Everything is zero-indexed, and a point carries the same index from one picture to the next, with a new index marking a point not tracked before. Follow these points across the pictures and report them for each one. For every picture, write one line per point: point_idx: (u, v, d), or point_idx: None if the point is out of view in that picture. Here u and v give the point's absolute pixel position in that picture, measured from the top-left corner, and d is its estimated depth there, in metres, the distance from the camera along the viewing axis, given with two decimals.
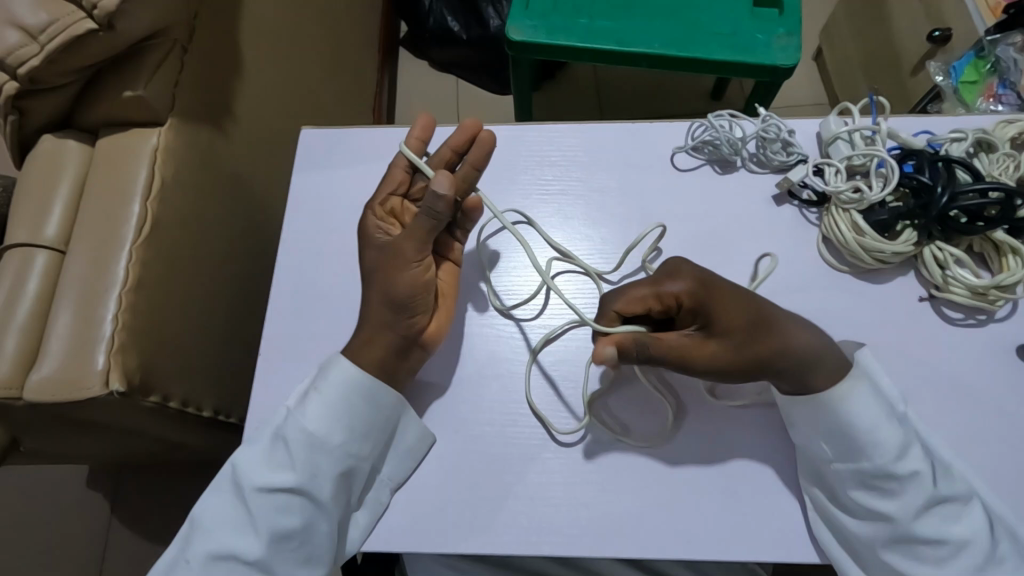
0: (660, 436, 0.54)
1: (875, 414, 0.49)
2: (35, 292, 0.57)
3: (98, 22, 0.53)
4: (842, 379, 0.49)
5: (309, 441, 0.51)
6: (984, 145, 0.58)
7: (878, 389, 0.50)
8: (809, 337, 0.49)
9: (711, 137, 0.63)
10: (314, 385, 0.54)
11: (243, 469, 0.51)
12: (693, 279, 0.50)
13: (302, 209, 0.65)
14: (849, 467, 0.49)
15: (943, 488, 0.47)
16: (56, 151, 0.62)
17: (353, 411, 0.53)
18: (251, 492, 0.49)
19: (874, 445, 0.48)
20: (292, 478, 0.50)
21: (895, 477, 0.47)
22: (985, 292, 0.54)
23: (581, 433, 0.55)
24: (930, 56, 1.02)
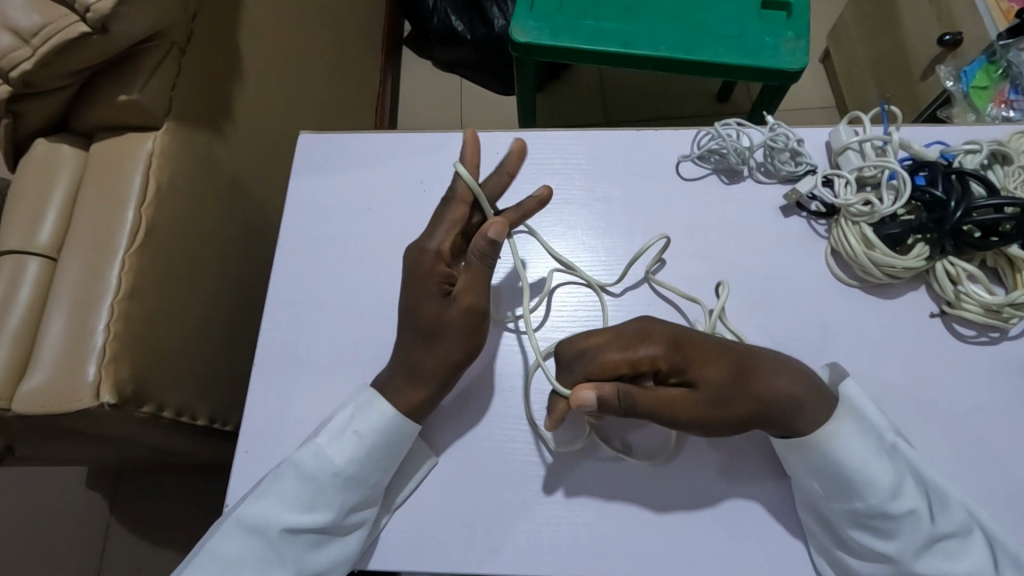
0: (665, 456, 0.53)
1: (864, 452, 0.46)
2: (28, 301, 0.56)
3: (92, 25, 0.52)
4: (832, 418, 0.47)
5: (343, 482, 0.49)
6: (999, 157, 0.57)
7: (865, 422, 0.48)
8: (795, 385, 0.47)
9: (717, 146, 0.61)
10: (351, 423, 0.51)
11: (268, 509, 0.48)
12: (667, 336, 0.48)
13: (300, 216, 0.64)
14: (843, 506, 0.47)
15: (941, 525, 0.45)
16: (51, 154, 0.61)
17: (389, 450, 0.50)
18: (280, 533, 0.47)
19: (866, 485, 0.46)
20: (325, 517, 0.48)
21: (890, 517, 0.45)
22: (998, 309, 0.53)
23: (582, 450, 0.54)
24: (940, 60, 1.00)
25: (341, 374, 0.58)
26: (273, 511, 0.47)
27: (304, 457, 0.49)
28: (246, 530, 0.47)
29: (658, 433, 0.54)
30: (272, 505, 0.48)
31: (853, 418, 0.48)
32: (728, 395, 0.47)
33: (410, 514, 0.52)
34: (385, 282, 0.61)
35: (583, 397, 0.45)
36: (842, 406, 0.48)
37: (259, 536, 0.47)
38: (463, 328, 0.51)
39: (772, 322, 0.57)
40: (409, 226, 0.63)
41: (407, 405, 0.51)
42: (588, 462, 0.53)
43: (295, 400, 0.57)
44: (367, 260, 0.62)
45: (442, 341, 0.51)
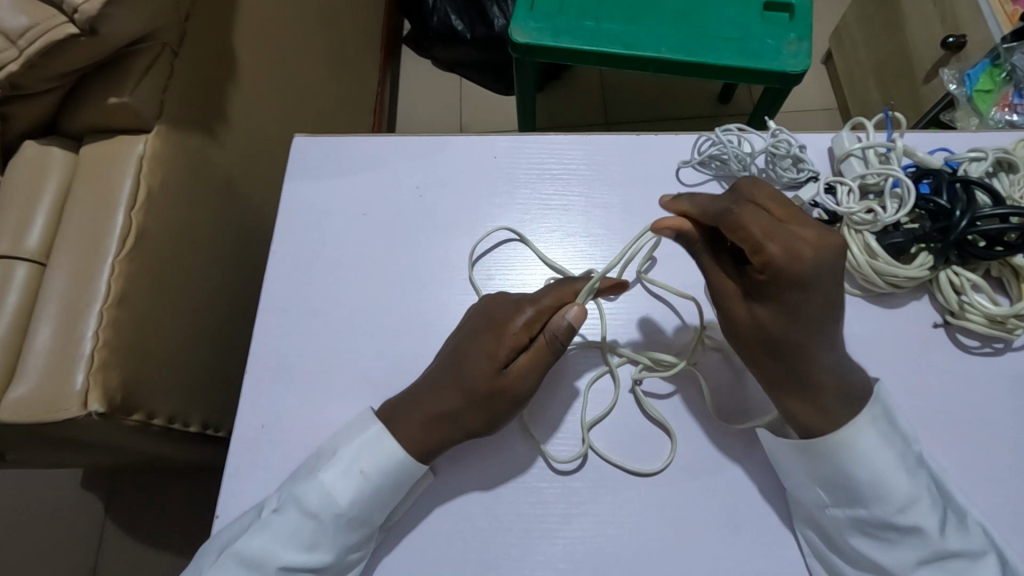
0: (661, 464, 0.53)
1: (880, 463, 0.45)
2: (14, 307, 0.55)
3: (80, 27, 0.50)
4: (848, 424, 0.45)
5: (347, 524, 0.47)
6: (1004, 164, 0.56)
7: (889, 435, 0.46)
8: (841, 413, 0.45)
9: (718, 151, 0.60)
10: (358, 461, 0.49)
11: (266, 544, 0.46)
12: (811, 267, 0.43)
13: (295, 220, 0.63)
14: (847, 512, 0.46)
15: (950, 543, 0.43)
16: (40, 157, 0.60)
17: (396, 488, 0.49)
18: (279, 572, 0.46)
19: (876, 495, 0.44)
20: (325, 558, 0.47)
21: (895, 529, 0.44)
22: (1003, 320, 0.52)
23: (580, 460, 0.53)
24: (944, 63, 0.99)
25: (334, 382, 0.57)
26: (272, 547, 0.46)
27: (305, 490, 0.47)
28: (244, 570, 0.45)
29: (655, 439, 0.54)
30: (272, 541, 0.46)
31: (874, 429, 0.46)
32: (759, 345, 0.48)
33: (403, 524, 0.52)
34: (379, 288, 0.60)
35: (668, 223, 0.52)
36: (871, 411, 0.46)
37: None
38: (495, 399, 0.50)
39: None
40: (404, 231, 0.62)
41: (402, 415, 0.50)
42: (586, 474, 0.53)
43: (288, 408, 0.56)
44: (364, 266, 0.61)
45: (473, 407, 0.50)
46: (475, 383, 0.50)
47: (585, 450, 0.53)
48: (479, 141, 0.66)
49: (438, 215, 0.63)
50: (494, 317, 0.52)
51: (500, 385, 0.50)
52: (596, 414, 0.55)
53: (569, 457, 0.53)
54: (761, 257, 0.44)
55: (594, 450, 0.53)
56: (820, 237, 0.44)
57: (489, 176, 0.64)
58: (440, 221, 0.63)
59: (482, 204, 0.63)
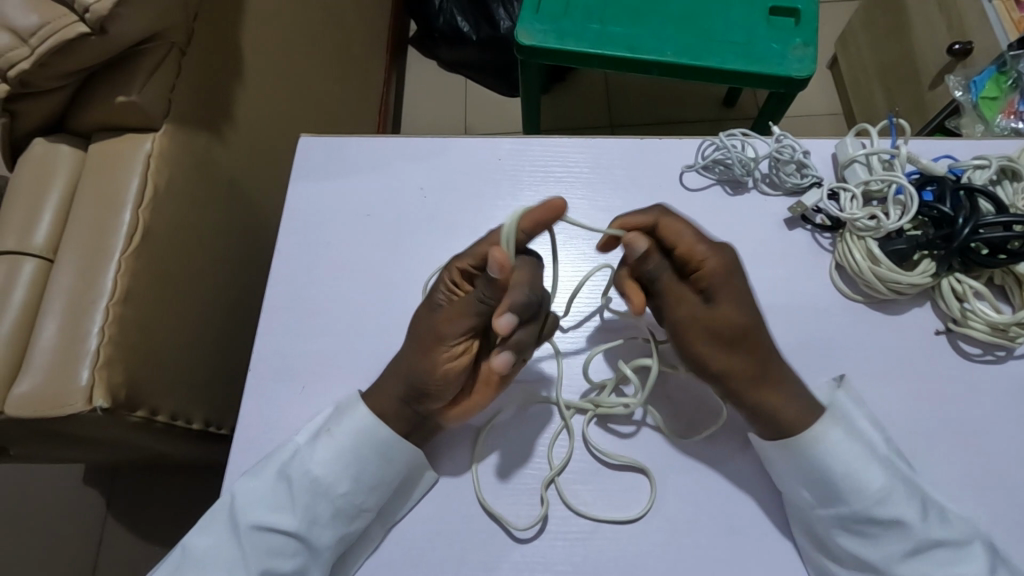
0: (640, 511, 0.51)
1: (851, 457, 0.47)
2: (21, 303, 0.55)
3: (90, 26, 0.51)
4: (814, 420, 0.49)
5: (313, 489, 0.49)
6: (1009, 172, 0.55)
7: (855, 431, 0.49)
8: (802, 416, 0.49)
9: (722, 156, 0.60)
10: (326, 425, 0.51)
11: (240, 500, 0.49)
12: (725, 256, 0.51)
13: (299, 219, 0.63)
14: (831, 512, 0.47)
15: (933, 531, 0.45)
16: (48, 155, 0.61)
17: (364, 456, 0.50)
18: (248, 529, 0.48)
19: (851, 489, 0.46)
20: (293, 523, 0.48)
21: (877, 522, 0.46)
22: (1005, 328, 0.52)
23: (538, 526, 0.51)
24: (950, 68, 0.99)
25: (337, 383, 0.57)
26: (249, 505, 0.48)
27: (285, 455, 0.50)
28: (221, 523, 0.49)
29: (659, 448, 0.53)
30: (246, 501, 0.48)
31: (840, 425, 0.48)
32: (727, 355, 0.49)
33: (402, 526, 0.52)
34: (382, 288, 0.61)
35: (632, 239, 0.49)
36: (830, 412, 0.49)
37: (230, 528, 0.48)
38: (432, 347, 0.49)
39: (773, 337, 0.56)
40: (408, 231, 0.63)
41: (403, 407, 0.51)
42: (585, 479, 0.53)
43: (290, 407, 0.56)
44: (366, 266, 0.62)
45: (413, 360, 0.50)
46: (417, 332, 0.50)
47: (545, 495, 0.52)
48: (483, 143, 0.66)
49: (442, 216, 0.63)
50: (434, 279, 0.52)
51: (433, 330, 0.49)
52: (560, 458, 0.53)
53: (529, 508, 0.52)
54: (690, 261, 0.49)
55: (559, 492, 0.52)
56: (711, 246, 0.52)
57: (493, 178, 0.64)
58: (444, 223, 0.63)
59: (486, 206, 0.64)
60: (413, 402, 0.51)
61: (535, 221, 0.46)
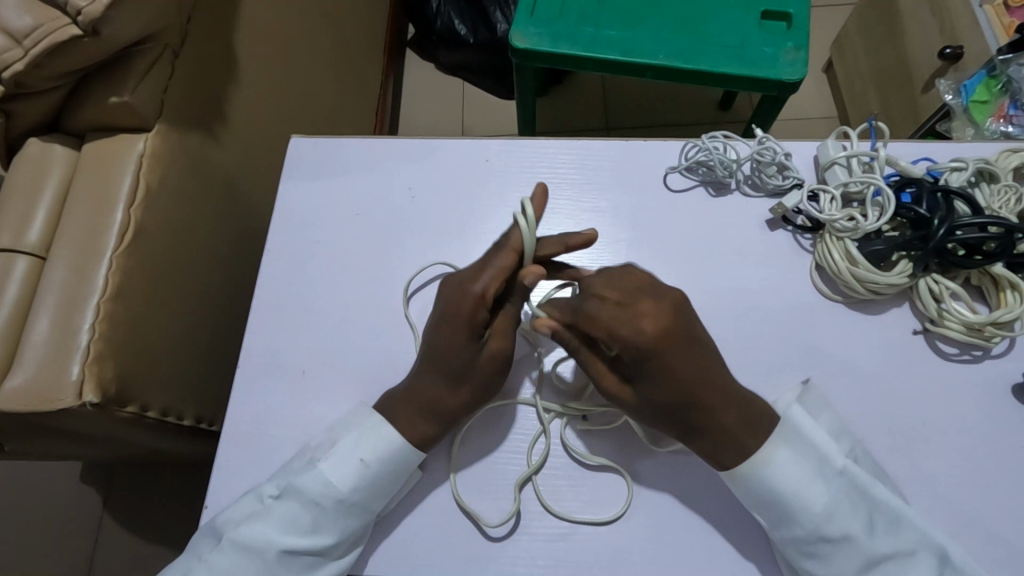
0: (615, 513, 0.52)
1: (797, 475, 0.47)
2: (15, 300, 0.56)
3: (83, 28, 0.52)
4: (761, 444, 0.48)
5: (344, 508, 0.49)
6: (986, 175, 0.56)
7: (804, 448, 0.48)
8: (750, 442, 0.48)
9: (705, 158, 0.61)
10: (356, 451, 0.50)
11: (266, 528, 0.47)
12: (667, 306, 0.49)
13: (290, 219, 0.64)
14: (787, 533, 0.47)
15: (881, 544, 0.45)
16: (42, 154, 0.62)
17: (390, 472, 0.50)
18: (280, 555, 0.47)
19: (798, 510, 0.46)
20: (325, 541, 0.48)
21: (827, 541, 0.46)
22: (981, 328, 0.52)
23: (512, 524, 0.52)
24: (941, 73, 1.00)
25: (325, 379, 0.58)
26: (273, 532, 0.47)
27: (304, 475, 0.49)
28: (245, 557, 0.47)
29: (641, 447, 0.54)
30: (271, 527, 0.47)
31: (786, 445, 0.48)
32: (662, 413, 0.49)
33: (387, 520, 0.53)
34: (371, 286, 0.62)
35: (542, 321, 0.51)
36: (780, 432, 0.48)
37: (257, 562, 0.47)
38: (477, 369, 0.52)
39: (754, 335, 0.57)
40: (397, 231, 0.64)
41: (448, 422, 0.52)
42: (560, 476, 0.54)
43: (278, 402, 0.57)
44: (355, 264, 0.63)
45: (439, 373, 0.51)
46: (439, 355, 0.51)
47: (518, 493, 0.52)
48: (472, 144, 0.67)
49: (431, 216, 0.64)
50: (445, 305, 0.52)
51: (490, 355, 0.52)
52: (538, 457, 0.54)
53: (503, 503, 0.53)
54: (619, 341, 0.48)
55: (534, 490, 0.53)
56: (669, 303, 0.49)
57: (482, 179, 0.65)
58: (432, 223, 0.64)
59: (474, 206, 0.64)
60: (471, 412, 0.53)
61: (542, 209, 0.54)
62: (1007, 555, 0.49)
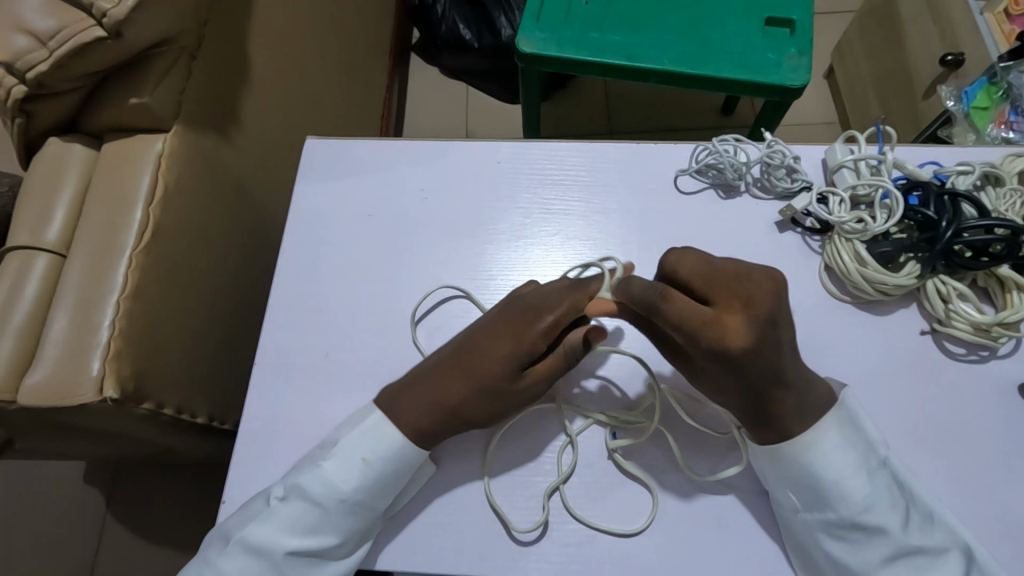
0: (638, 527, 0.52)
1: (843, 466, 0.48)
2: (34, 297, 0.57)
3: (106, 30, 0.53)
4: (807, 429, 0.48)
5: (349, 508, 0.49)
6: (992, 179, 0.57)
7: (855, 437, 0.49)
8: (799, 425, 0.48)
9: (715, 161, 0.62)
10: (359, 450, 0.51)
11: (271, 532, 0.48)
12: (739, 351, 0.45)
13: (304, 218, 0.65)
14: (819, 517, 0.48)
15: (914, 539, 0.46)
16: (62, 154, 0.63)
17: (394, 469, 0.51)
18: (285, 557, 0.48)
19: (838, 495, 0.47)
20: (328, 540, 0.49)
21: (861, 528, 0.47)
22: (988, 328, 0.53)
23: (541, 530, 0.52)
24: (943, 80, 1.01)
25: (340, 377, 0.59)
26: (277, 534, 0.48)
27: (305, 478, 0.50)
28: (246, 557, 0.48)
29: (656, 449, 0.55)
30: (277, 528, 0.48)
31: (841, 432, 0.49)
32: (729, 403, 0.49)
33: (402, 517, 0.53)
34: (384, 286, 0.62)
35: (599, 304, 0.52)
36: (834, 415, 0.49)
37: (261, 561, 0.48)
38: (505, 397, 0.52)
39: None
40: (409, 231, 0.65)
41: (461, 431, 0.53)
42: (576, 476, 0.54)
43: (292, 398, 0.58)
44: (369, 264, 0.63)
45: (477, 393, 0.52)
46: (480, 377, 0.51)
47: (546, 504, 0.53)
48: (483, 146, 0.68)
49: (443, 217, 0.65)
50: (501, 318, 0.54)
51: (518, 388, 0.52)
52: (567, 465, 0.54)
53: (530, 512, 0.53)
54: (691, 343, 0.46)
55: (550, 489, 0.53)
56: (749, 317, 0.45)
57: (494, 181, 0.66)
58: (444, 223, 0.65)
59: (485, 207, 0.65)
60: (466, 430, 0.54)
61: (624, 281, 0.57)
62: (1016, 553, 0.49)
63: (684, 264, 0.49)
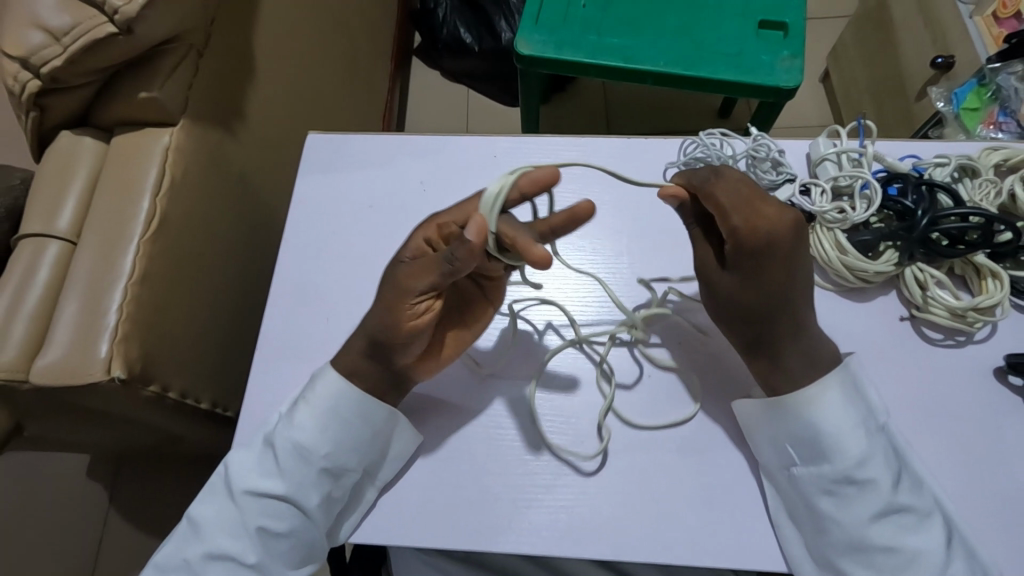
0: (654, 424, 0.56)
1: (842, 422, 0.50)
2: (46, 281, 0.60)
3: (118, 26, 0.55)
4: (813, 383, 0.51)
5: (298, 454, 0.52)
6: (969, 171, 0.60)
7: (859, 399, 0.51)
8: (804, 378, 0.51)
9: (702, 154, 0.64)
10: (302, 396, 0.55)
11: (234, 472, 0.53)
12: (766, 236, 0.49)
13: (306, 209, 0.68)
14: (812, 470, 0.50)
15: (902, 497, 0.48)
16: (73, 147, 0.65)
17: (348, 420, 0.54)
18: (244, 497, 0.52)
19: (835, 449, 0.49)
20: (280, 488, 0.51)
21: (853, 483, 0.49)
22: (963, 313, 0.55)
23: (600, 457, 0.55)
24: (934, 81, 1.03)
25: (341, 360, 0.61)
26: (242, 474, 0.53)
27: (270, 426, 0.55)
28: (221, 492, 0.53)
29: (647, 410, 0.57)
30: (245, 470, 0.53)
31: (846, 394, 0.51)
32: (736, 320, 0.53)
33: (396, 493, 0.55)
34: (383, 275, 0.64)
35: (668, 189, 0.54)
36: (840, 375, 0.51)
37: (230, 496, 0.53)
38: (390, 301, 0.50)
39: None
40: (408, 222, 0.67)
41: (374, 349, 0.53)
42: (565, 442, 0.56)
43: (292, 381, 0.60)
44: (369, 253, 0.65)
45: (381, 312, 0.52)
46: (386, 285, 0.51)
47: (602, 422, 0.56)
48: (481, 142, 0.70)
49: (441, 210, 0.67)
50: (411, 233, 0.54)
51: (399, 284, 0.50)
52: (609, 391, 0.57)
53: (587, 441, 0.56)
54: (727, 225, 0.50)
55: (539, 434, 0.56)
56: (781, 214, 0.50)
57: (491, 174, 0.69)
58: None
59: None
60: (378, 356, 0.53)
61: (534, 180, 0.48)
62: (995, 530, 0.51)
63: (728, 174, 0.52)
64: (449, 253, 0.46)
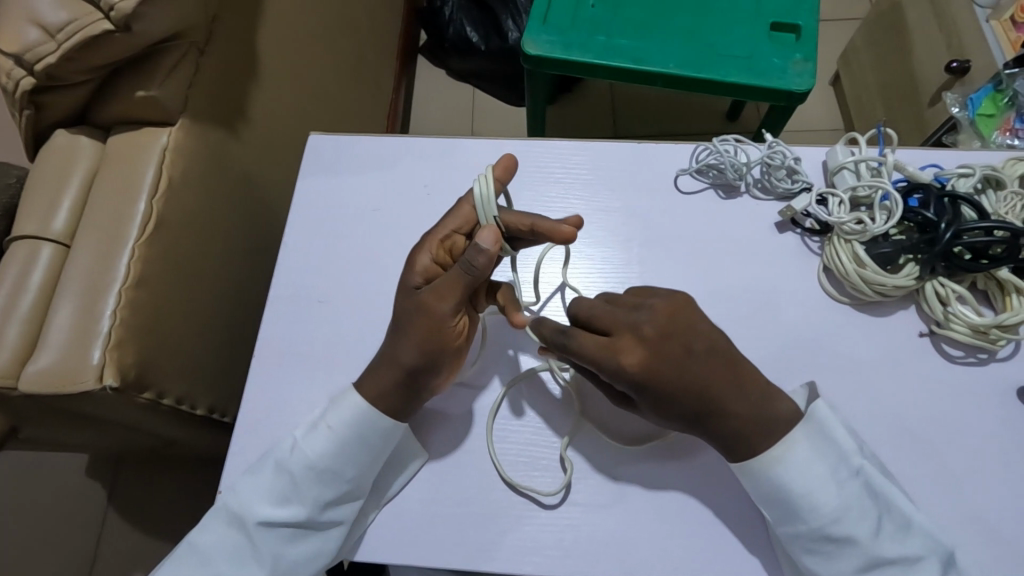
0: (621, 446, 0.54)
1: (813, 476, 0.47)
2: (38, 285, 0.58)
3: (115, 23, 0.54)
4: (776, 444, 0.48)
5: (314, 478, 0.50)
6: (993, 182, 0.57)
7: (829, 443, 0.48)
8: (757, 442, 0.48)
9: (715, 161, 0.62)
10: (324, 418, 0.52)
11: (243, 498, 0.50)
12: (638, 368, 0.47)
13: (308, 212, 0.66)
14: (789, 530, 0.47)
15: (887, 550, 0.46)
16: (69, 146, 0.63)
17: (364, 440, 0.51)
18: (256, 526, 0.49)
19: (807, 508, 0.46)
20: (302, 515, 0.49)
21: (830, 540, 0.46)
22: (986, 331, 0.53)
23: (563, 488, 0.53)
24: (948, 86, 1.01)
25: (338, 369, 0.59)
26: (251, 503, 0.49)
27: (285, 449, 0.51)
28: (225, 516, 0.50)
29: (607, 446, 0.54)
30: (252, 497, 0.50)
31: (816, 441, 0.48)
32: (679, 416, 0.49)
33: (399, 507, 0.53)
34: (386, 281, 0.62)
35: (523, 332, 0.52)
36: (803, 428, 0.48)
37: (238, 526, 0.49)
38: (424, 329, 0.50)
39: (760, 332, 0.58)
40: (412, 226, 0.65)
41: (402, 380, 0.51)
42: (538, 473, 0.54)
43: (293, 392, 0.58)
44: (370, 259, 0.64)
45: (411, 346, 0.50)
46: (409, 311, 0.51)
47: (564, 453, 0.54)
48: (486, 144, 0.68)
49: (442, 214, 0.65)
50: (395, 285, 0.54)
51: (425, 309, 0.50)
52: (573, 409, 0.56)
53: (550, 475, 0.54)
54: (608, 371, 0.48)
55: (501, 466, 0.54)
56: (637, 339, 0.48)
57: None
58: None
59: None
60: (416, 386, 0.51)
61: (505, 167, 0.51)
62: (1012, 555, 0.49)
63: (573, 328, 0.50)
64: (471, 267, 0.47)
